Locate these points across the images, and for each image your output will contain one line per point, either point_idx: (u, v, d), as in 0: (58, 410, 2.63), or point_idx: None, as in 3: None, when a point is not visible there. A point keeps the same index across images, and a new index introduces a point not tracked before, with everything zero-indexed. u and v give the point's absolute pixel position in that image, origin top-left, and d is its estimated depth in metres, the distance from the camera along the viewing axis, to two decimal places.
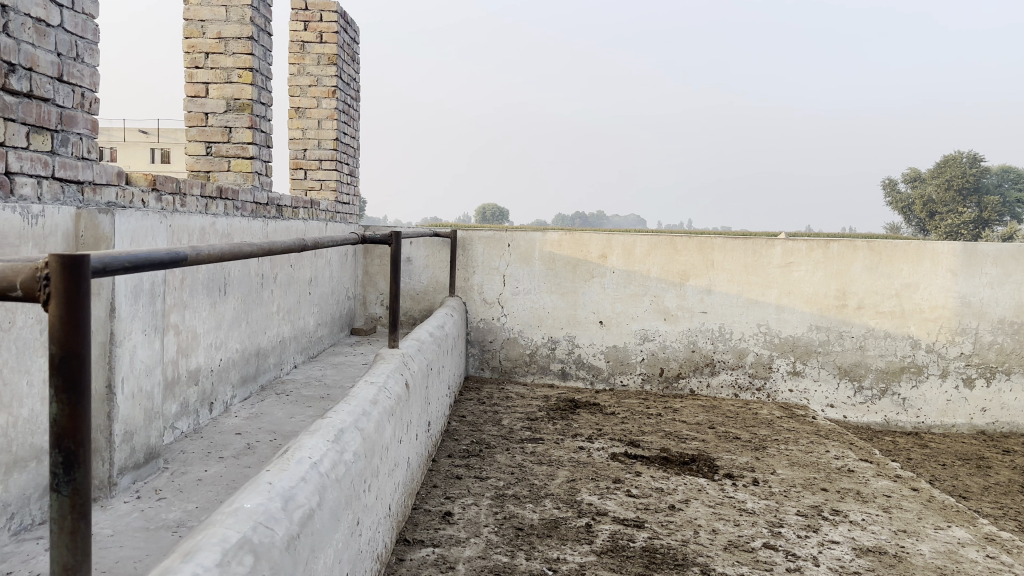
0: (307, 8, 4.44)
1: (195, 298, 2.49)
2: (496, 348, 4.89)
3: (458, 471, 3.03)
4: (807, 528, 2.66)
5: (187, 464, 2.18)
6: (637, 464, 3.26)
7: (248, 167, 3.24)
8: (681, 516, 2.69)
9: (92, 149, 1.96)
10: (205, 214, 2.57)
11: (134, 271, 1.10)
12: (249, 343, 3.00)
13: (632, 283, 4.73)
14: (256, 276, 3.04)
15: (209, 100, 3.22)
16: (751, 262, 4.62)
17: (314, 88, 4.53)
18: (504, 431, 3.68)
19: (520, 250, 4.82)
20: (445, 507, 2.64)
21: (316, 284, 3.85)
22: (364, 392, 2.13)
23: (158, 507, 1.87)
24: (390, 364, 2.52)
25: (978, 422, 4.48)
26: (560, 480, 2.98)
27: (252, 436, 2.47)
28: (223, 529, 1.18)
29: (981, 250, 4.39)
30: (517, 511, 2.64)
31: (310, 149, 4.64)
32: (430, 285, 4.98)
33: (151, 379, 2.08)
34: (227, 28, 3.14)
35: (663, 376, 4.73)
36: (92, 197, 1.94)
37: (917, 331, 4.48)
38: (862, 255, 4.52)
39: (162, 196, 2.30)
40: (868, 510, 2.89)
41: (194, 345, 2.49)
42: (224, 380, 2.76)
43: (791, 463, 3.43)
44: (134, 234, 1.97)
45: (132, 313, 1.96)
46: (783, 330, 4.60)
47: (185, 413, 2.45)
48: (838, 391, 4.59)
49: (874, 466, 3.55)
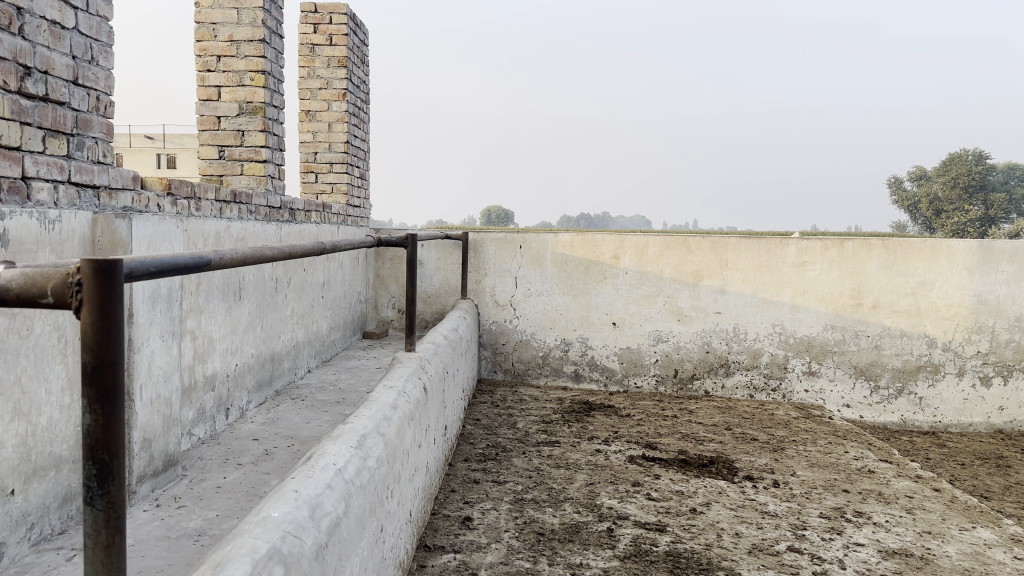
0: (316, 11, 4.42)
1: (211, 303, 2.47)
2: (509, 350, 4.86)
3: (475, 475, 3.01)
4: (830, 530, 2.62)
5: (206, 471, 2.15)
6: (655, 466, 3.23)
7: (261, 170, 3.21)
8: (703, 519, 2.65)
9: (108, 153, 1.94)
10: (220, 218, 2.55)
11: (160, 275, 1.08)
12: (264, 348, 2.97)
13: (645, 284, 4.70)
14: (270, 281, 3.01)
15: (221, 104, 3.20)
16: (766, 261, 4.58)
17: (324, 91, 4.51)
18: (519, 434, 3.65)
19: (531, 251, 4.80)
20: (464, 512, 2.61)
21: (328, 288, 3.83)
22: (383, 396, 2.11)
23: (178, 515, 1.85)
24: (408, 368, 2.49)
25: (996, 421, 4.43)
26: (579, 484, 2.95)
27: (269, 441, 2.45)
28: (252, 539, 1.15)
29: (996, 247, 4.35)
30: (537, 516, 2.61)
31: (320, 152, 4.62)
32: (441, 288, 4.96)
33: (168, 385, 2.05)
34: (239, 31, 3.13)
35: (677, 378, 4.70)
36: (108, 201, 1.92)
37: (933, 329, 4.44)
38: (878, 253, 4.47)
39: (177, 200, 2.28)
40: (891, 512, 2.85)
41: (210, 351, 2.47)
42: (240, 386, 2.74)
43: (811, 464, 3.39)
44: (151, 238, 1.94)
45: (150, 319, 1.94)
46: (798, 330, 4.57)
47: (202, 419, 2.42)
48: (855, 391, 4.55)
49: (894, 467, 3.51)
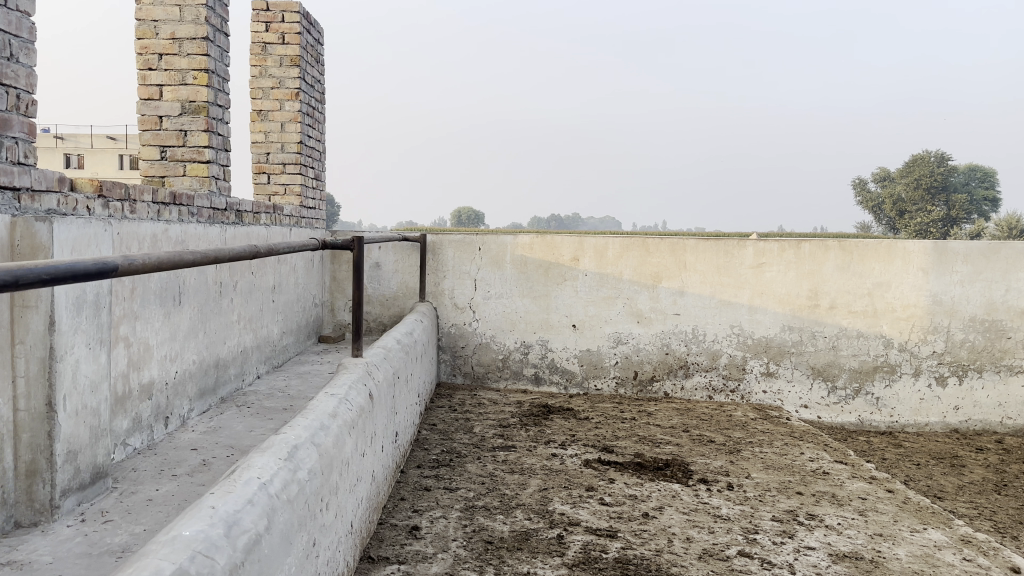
0: (268, 9, 4.35)
1: (147, 308, 2.39)
2: (468, 353, 4.81)
3: (427, 482, 2.96)
4: (782, 534, 2.61)
5: (138, 484, 2.08)
6: (611, 470, 3.20)
7: (204, 171, 3.12)
8: (655, 524, 2.63)
9: (29, 154, 1.86)
10: (157, 220, 2.48)
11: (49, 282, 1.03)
12: (207, 354, 2.89)
13: (605, 286, 4.68)
14: (214, 285, 2.93)
15: (163, 103, 3.11)
16: (724, 263, 4.59)
17: (277, 90, 4.43)
18: (475, 439, 3.60)
19: (491, 254, 4.75)
20: (412, 521, 2.55)
21: (279, 292, 3.74)
22: (322, 404, 2.04)
23: (103, 530, 1.77)
24: (353, 374, 2.43)
25: (951, 421, 4.47)
26: (532, 489, 2.91)
27: (208, 451, 2.38)
28: (156, 560, 1.09)
29: (951, 248, 4.39)
30: (487, 523, 2.56)
31: (273, 152, 4.53)
32: (400, 291, 4.90)
33: (98, 395, 1.97)
34: (181, 29, 3.05)
35: (637, 380, 4.68)
36: (30, 204, 1.83)
37: (889, 330, 4.47)
38: (834, 254, 4.49)
39: (109, 202, 2.19)
40: (843, 514, 2.85)
41: (146, 358, 2.39)
42: (180, 394, 2.66)
43: (767, 466, 3.39)
44: (76, 242, 1.86)
45: (75, 326, 1.85)
46: (755, 331, 4.57)
47: (137, 429, 2.35)
48: (812, 392, 4.56)
49: (849, 468, 3.52)
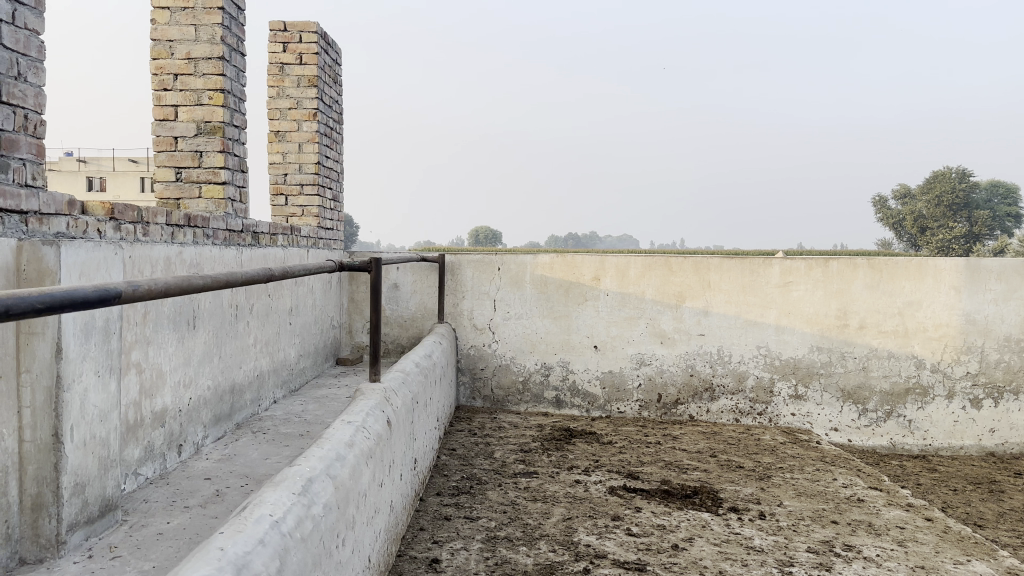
0: (286, 29, 4.36)
1: (161, 333, 2.33)
2: (488, 376, 4.73)
3: (447, 511, 2.86)
4: (819, 566, 2.49)
5: (148, 516, 2.00)
6: (636, 498, 3.10)
7: (219, 193, 3.07)
8: (685, 556, 2.52)
9: (37, 175, 1.81)
10: (170, 243, 2.42)
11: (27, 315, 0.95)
12: (222, 380, 2.82)
13: (627, 306, 4.58)
14: (229, 308, 2.87)
15: (178, 123, 3.07)
16: (749, 282, 4.48)
17: (294, 111, 4.40)
18: (495, 465, 3.50)
19: (510, 273, 4.68)
20: (432, 553, 2.46)
21: (296, 314, 3.68)
22: (339, 434, 1.96)
23: (110, 567, 1.69)
24: (371, 400, 2.35)
25: (988, 444, 4.32)
26: (556, 519, 2.81)
27: (221, 481, 2.30)
28: None
29: (984, 266, 4.25)
30: (510, 556, 2.46)
31: (290, 173, 4.49)
32: (418, 312, 4.83)
33: (106, 425, 1.90)
34: (196, 48, 3.02)
35: (661, 402, 4.57)
36: (38, 227, 1.77)
37: (921, 350, 4.33)
38: (863, 273, 4.37)
39: (121, 225, 2.13)
40: (882, 545, 2.72)
41: (159, 385, 2.33)
42: (195, 421, 2.59)
43: (799, 493, 3.27)
44: (85, 266, 1.79)
45: (84, 353, 1.79)
46: (783, 352, 4.45)
47: (149, 458, 2.28)
48: (842, 414, 4.43)
49: (884, 495, 3.37)
